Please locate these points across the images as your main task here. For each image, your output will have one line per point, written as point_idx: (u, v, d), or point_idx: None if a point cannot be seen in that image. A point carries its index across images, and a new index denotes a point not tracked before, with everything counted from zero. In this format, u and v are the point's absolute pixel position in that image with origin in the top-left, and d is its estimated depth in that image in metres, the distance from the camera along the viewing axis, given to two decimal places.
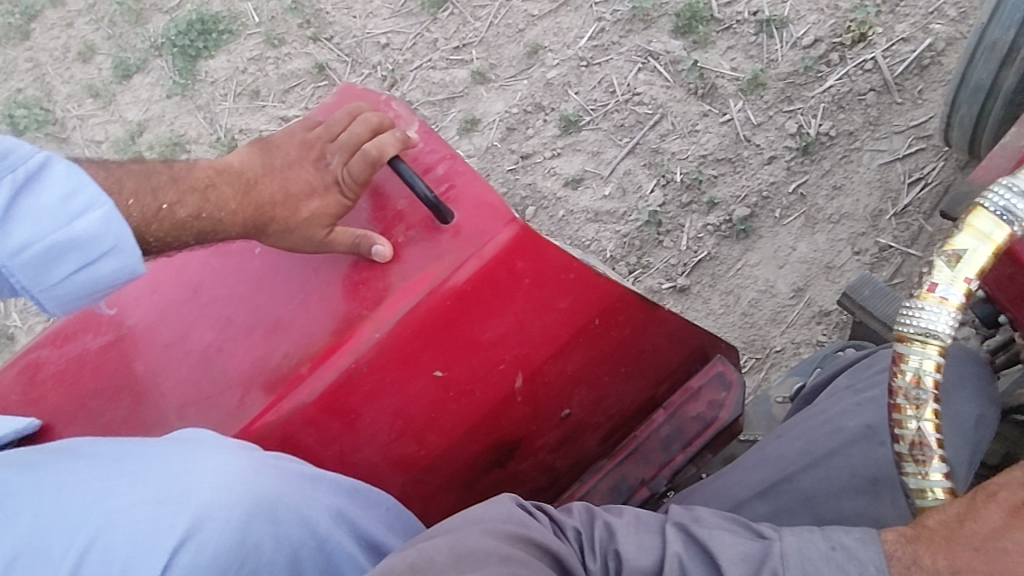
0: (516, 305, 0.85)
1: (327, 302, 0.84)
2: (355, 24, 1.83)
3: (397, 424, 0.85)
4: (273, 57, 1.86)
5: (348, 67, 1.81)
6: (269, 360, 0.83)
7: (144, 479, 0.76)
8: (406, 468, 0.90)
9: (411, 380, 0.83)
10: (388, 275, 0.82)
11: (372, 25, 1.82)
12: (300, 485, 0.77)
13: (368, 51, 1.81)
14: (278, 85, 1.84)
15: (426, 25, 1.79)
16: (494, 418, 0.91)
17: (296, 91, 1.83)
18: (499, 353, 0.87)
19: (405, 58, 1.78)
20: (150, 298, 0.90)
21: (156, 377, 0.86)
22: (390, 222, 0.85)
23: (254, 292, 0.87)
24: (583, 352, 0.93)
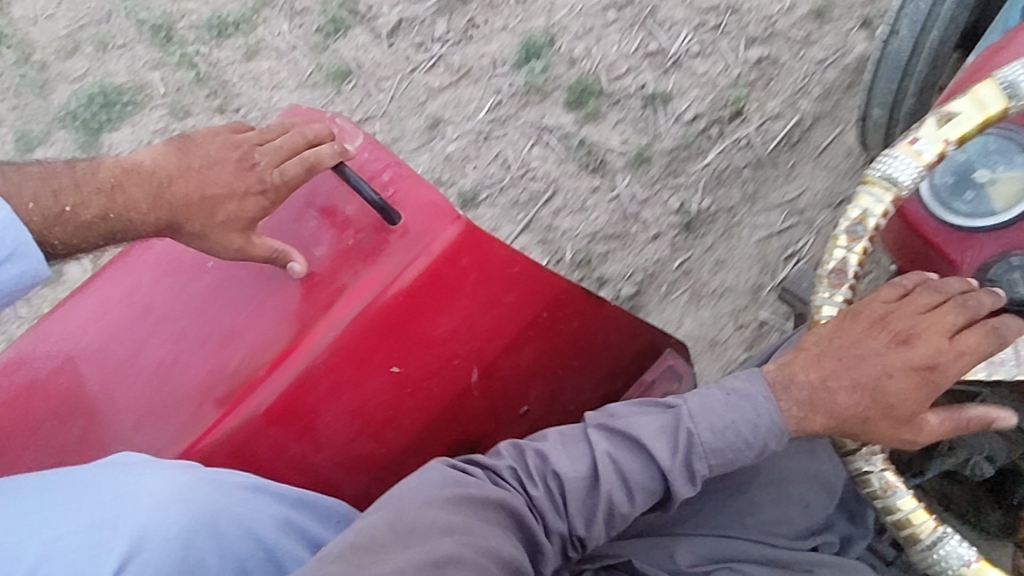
0: (465, 300, 0.89)
1: (279, 308, 0.88)
2: (261, 97, 1.84)
3: (356, 423, 0.88)
4: (178, 129, 1.83)
5: None
6: (223, 367, 0.86)
7: (79, 497, 0.74)
8: (369, 467, 0.92)
9: (366, 379, 0.86)
10: (340, 276, 0.87)
11: (279, 98, 1.83)
12: (244, 497, 0.75)
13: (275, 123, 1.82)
14: None
15: (331, 96, 1.82)
16: (453, 413, 0.95)
17: None
18: (452, 348, 0.91)
19: None
20: (99, 325, 0.93)
21: (109, 396, 0.89)
22: (340, 227, 0.90)
23: (204, 307, 0.91)
24: (534, 345, 0.98)
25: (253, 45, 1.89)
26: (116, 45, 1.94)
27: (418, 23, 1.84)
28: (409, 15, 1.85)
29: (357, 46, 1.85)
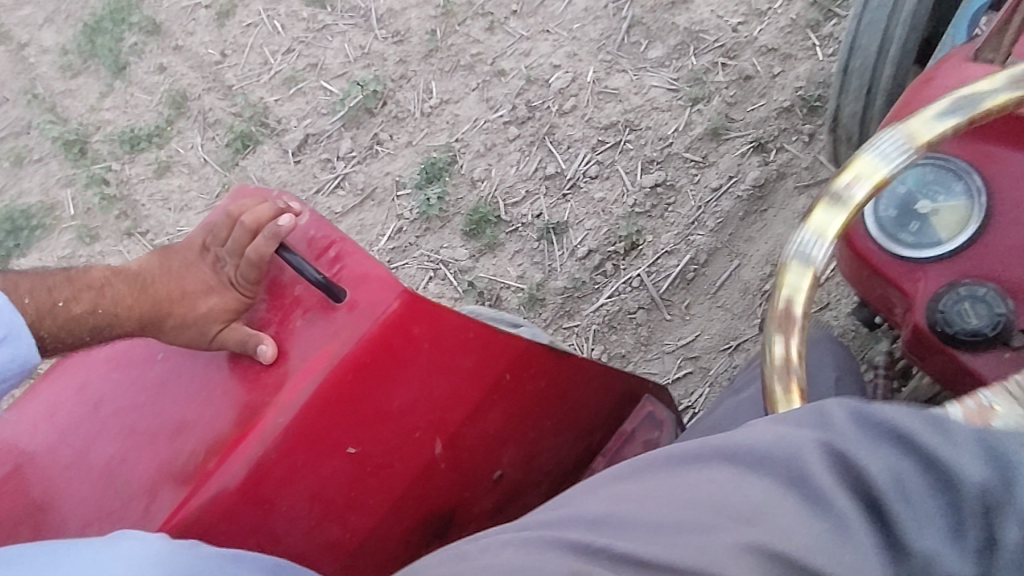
0: (419, 370, 0.84)
1: (232, 395, 0.84)
2: (169, 219, 1.76)
3: (316, 506, 0.83)
4: (85, 254, 1.78)
5: None
6: (175, 461, 0.81)
7: (47, 571, 0.70)
8: (335, 552, 0.88)
9: (324, 460, 0.82)
10: (286, 359, 0.82)
11: (185, 221, 1.75)
12: (219, 565, 0.71)
13: None
14: None
15: None
16: (420, 488, 0.91)
17: None
18: (411, 421, 0.86)
19: None
20: (49, 423, 0.88)
21: (58, 496, 0.83)
22: (290, 308, 0.85)
23: (155, 398, 0.87)
24: (500, 410, 0.94)
25: (165, 161, 1.81)
26: (32, 159, 1.89)
27: (325, 138, 1.74)
28: (315, 130, 1.75)
29: (263, 163, 1.76)
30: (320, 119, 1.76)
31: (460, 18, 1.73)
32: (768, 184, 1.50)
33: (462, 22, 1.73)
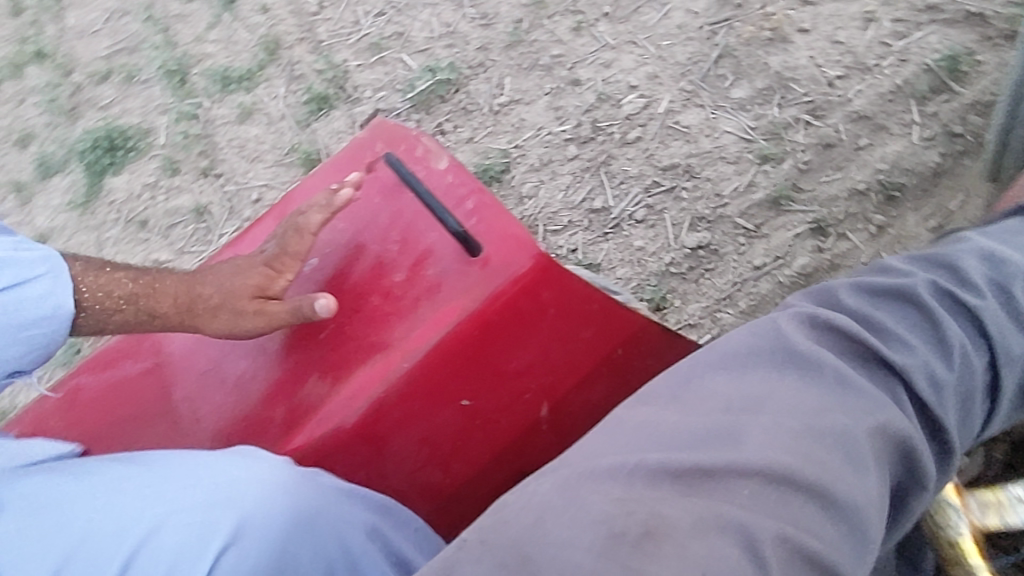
0: (543, 332, 1.03)
1: (361, 333, 1.05)
2: (241, 171, 1.90)
3: (425, 449, 1.03)
4: (165, 186, 1.96)
5: (225, 216, 1.88)
6: (302, 385, 1.05)
7: (185, 496, 0.91)
8: (432, 493, 1.06)
9: (440, 408, 1.01)
10: (419, 307, 1.04)
11: (253, 177, 1.87)
12: (337, 498, 0.91)
13: (244, 206, 1.86)
14: (163, 220, 1.93)
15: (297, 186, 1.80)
16: (520, 444, 1.09)
17: (178, 229, 1.91)
18: (523, 383, 1.05)
19: None
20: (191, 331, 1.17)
21: (197, 400, 1.11)
22: (425, 253, 1.07)
23: (282, 325, 1.10)
24: (604, 384, 1.11)
25: (247, 108, 1.94)
26: (140, 81, 2.11)
27: (394, 115, 1.75)
28: (386, 104, 1.77)
29: (333, 131, 1.81)
30: (393, 94, 1.78)
31: (550, 12, 1.68)
32: (817, 273, 1.36)
33: (550, 17, 1.67)
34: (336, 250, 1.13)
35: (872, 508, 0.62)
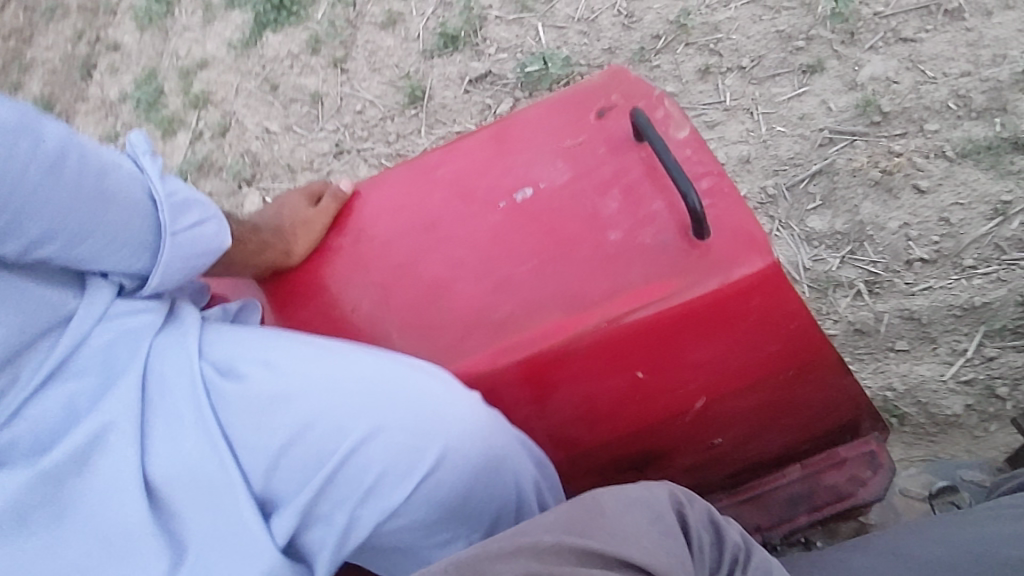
0: (730, 338, 1.05)
1: (565, 281, 1.07)
2: (360, 75, 1.99)
3: (584, 405, 1.10)
4: (304, 60, 2.14)
5: (332, 113, 1.96)
6: (496, 309, 1.09)
7: (393, 417, 0.91)
8: (567, 445, 1.16)
9: (613, 373, 1.07)
10: (629, 274, 1.04)
11: (366, 88, 1.95)
12: (518, 446, 0.97)
13: (347, 111, 1.93)
14: (290, 93, 2.10)
15: (392, 114, 1.85)
16: (662, 424, 1.14)
17: (297, 105, 2.06)
18: (691, 373, 1.08)
19: (363, 135, 1.86)
20: (394, 224, 1.25)
21: (396, 287, 1.17)
22: (644, 220, 1.09)
23: (492, 246, 1.16)
24: (757, 395, 1.12)
25: (394, 16, 2.05)
26: None
27: (501, 83, 1.74)
28: (499, 70, 1.75)
29: (443, 76, 1.82)
30: (510, 61, 1.76)
31: (692, 40, 1.55)
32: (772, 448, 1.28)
33: (688, 46, 1.55)
34: (551, 189, 1.18)
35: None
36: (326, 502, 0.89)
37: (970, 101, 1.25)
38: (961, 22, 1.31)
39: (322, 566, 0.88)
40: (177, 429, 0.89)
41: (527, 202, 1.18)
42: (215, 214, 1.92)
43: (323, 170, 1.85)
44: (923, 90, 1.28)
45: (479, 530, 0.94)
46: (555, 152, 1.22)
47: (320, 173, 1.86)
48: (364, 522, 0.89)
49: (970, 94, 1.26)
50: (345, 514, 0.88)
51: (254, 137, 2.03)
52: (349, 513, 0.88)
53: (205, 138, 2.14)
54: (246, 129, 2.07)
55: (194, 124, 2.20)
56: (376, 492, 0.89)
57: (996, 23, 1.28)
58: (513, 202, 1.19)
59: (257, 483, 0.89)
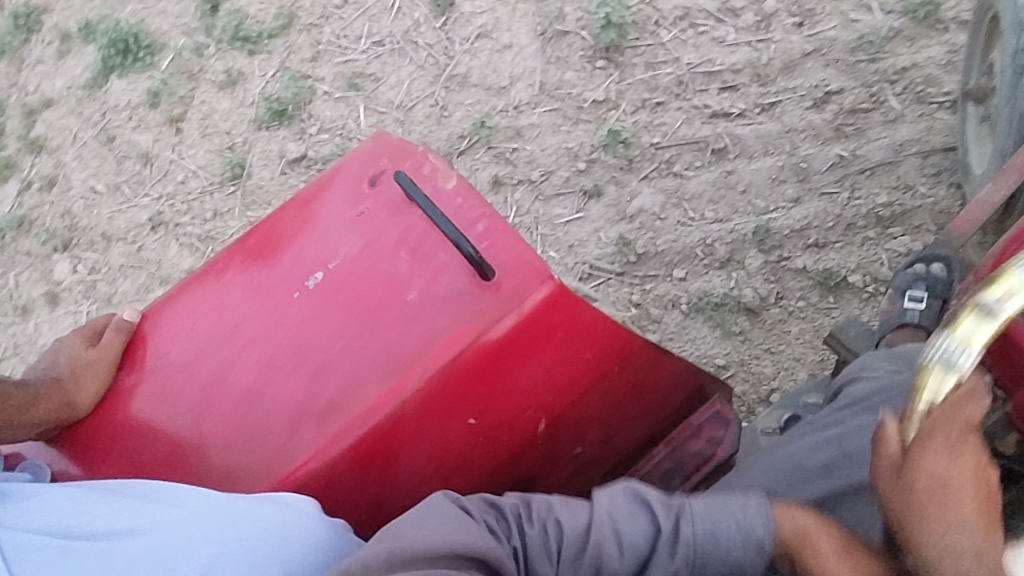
0: (547, 356, 0.93)
1: (375, 356, 0.94)
2: (192, 139, 1.93)
3: (431, 465, 0.95)
4: (143, 111, 2.05)
5: (159, 178, 1.90)
6: (315, 401, 0.94)
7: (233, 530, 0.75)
8: (432, 506, 1.00)
9: (448, 425, 0.93)
10: (433, 327, 0.93)
11: (194, 155, 1.90)
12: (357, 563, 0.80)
13: (169, 180, 1.87)
14: (124, 148, 2.02)
15: (211, 188, 1.81)
16: (514, 459, 1.00)
17: (128, 164, 1.97)
18: (527, 400, 0.96)
19: (180, 210, 1.80)
20: (188, 341, 1.02)
21: (202, 410, 0.98)
22: (436, 272, 0.95)
23: (297, 334, 0.98)
24: (600, 397, 1.00)
25: (234, 76, 1.97)
26: None
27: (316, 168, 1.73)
28: (316, 154, 1.75)
29: (264, 155, 1.79)
30: (328, 145, 1.75)
31: (495, 142, 1.55)
32: None
33: (489, 150, 1.54)
34: (347, 266, 1.00)
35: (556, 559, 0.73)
36: None
37: (714, 250, 1.28)
38: (724, 162, 1.34)
39: None
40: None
41: (324, 284, 1.00)
42: (27, 278, 1.85)
43: (135, 243, 1.80)
44: (680, 233, 1.31)
45: None
46: (337, 227, 1.03)
47: (133, 246, 1.80)
48: None
49: (715, 244, 1.28)
50: None
51: (78, 196, 1.92)
52: None
53: (33, 190, 2.04)
54: (70, 185, 2.01)
55: (26, 171, 2.10)
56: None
57: (752, 168, 1.32)
58: (308, 287, 1.01)
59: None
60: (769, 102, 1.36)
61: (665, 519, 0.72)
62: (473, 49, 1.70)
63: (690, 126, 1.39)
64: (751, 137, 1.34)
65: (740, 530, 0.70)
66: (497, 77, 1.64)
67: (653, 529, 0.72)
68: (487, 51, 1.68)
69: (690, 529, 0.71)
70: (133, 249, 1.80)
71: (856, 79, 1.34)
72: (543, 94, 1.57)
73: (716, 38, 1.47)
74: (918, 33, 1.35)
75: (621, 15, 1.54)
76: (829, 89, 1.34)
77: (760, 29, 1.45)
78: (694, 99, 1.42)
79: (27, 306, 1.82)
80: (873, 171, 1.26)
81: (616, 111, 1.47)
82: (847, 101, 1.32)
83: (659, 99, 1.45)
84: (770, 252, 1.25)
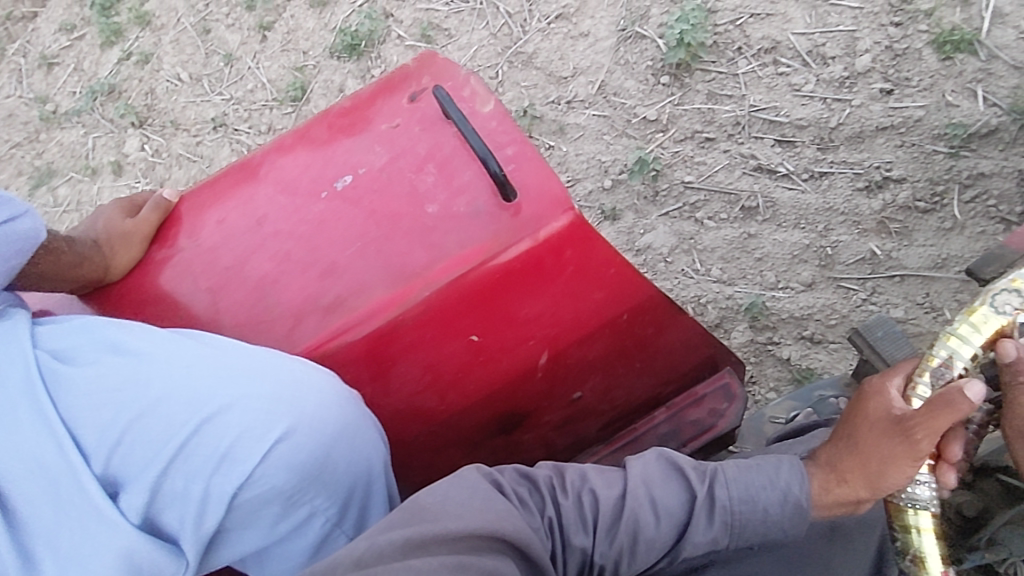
0: (556, 289, 0.71)
1: (389, 258, 0.70)
2: (270, 48, 1.94)
3: (425, 378, 0.74)
4: (237, 10, 2.01)
5: (231, 80, 1.95)
6: (316, 303, 0.72)
7: (256, 384, 0.68)
8: (423, 421, 0.79)
9: (446, 341, 0.72)
10: (450, 238, 0.69)
11: (266, 66, 1.93)
12: (368, 438, 0.71)
13: (240, 86, 1.93)
14: (210, 46, 2.01)
15: (273, 105, 1.88)
16: (511, 390, 0.79)
17: (212, 63, 1.99)
18: (530, 331, 0.74)
19: (241, 118, 1.90)
20: (203, 224, 0.79)
21: (187, 296, 0.76)
22: (456, 191, 0.71)
23: (310, 230, 0.74)
24: (605, 343, 0.78)
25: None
26: None
27: None
28: None
29: (329, 88, 1.82)
30: None
31: (537, 131, 1.50)
32: None
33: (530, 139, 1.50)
34: (376, 175, 0.75)
35: (620, 527, 0.65)
36: (175, 480, 0.66)
37: (704, 312, 1.26)
38: (750, 223, 1.28)
39: (184, 548, 0.65)
40: (14, 427, 0.65)
41: (352, 188, 0.75)
42: (102, 144, 2.01)
43: (194, 143, 1.92)
44: (679, 283, 1.28)
45: (333, 503, 0.70)
46: (371, 131, 0.78)
47: (195, 145, 1.92)
48: (217, 496, 0.66)
49: (708, 305, 1.26)
50: (200, 484, 0.66)
51: (164, 79, 2.01)
52: (204, 484, 0.66)
53: (119, 61, 2.08)
54: (161, 68, 2.03)
55: (130, 42, 2.08)
56: (232, 463, 0.66)
57: (776, 238, 1.26)
58: (336, 188, 0.76)
59: (98, 461, 0.65)
60: (820, 171, 1.27)
61: (698, 486, 0.66)
62: (549, 29, 1.58)
63: (728, 174, 1.32)
64: (788, 204, 1.27)
65: (775, 493, 0.66)
66: (563, 64, 1.54)
67: (685, 495, 0.67)
68: (562, 35, 1.56)
69: (724, 492, 0.66)
70: (192, 145, 1.92)
71: (923, 171, 1.22)
72: (600, 96, 1.47)
73: (793, 84, 1.35)
74: (1016, 139, 1.21)
75: (697, 36, 1.40)
76: (890, 173, 1.23)
77: (842, 86, 1.32)
78: (745, 145, 1.34)
79: (96, 170, 1.99)
80: (904, 278, 1.19)
81: (663, 135, 1.39)
82: (903, 194, 1.22)
83: (710, 134, 1.37)
84: (760, 331, 1.22)
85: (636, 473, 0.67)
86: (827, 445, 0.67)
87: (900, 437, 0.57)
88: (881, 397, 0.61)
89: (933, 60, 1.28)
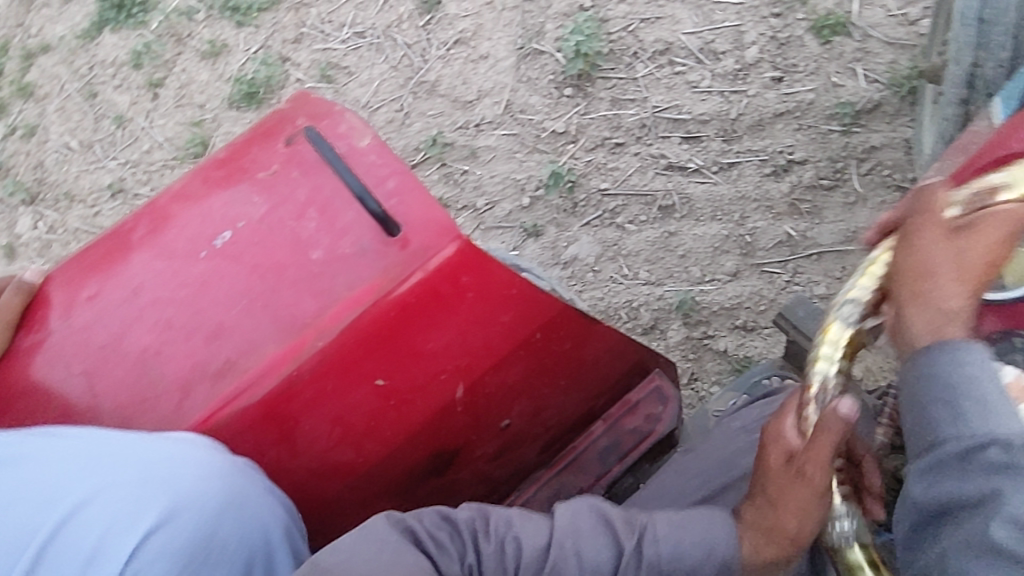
0: (460, 317, 0.69)
1: (277, 312, 0.67)
2: (164, 105, 1.86)
3: (335, 430, 0.70)
4: (123, 71, 1.92)
5: (126, 143, 1.85)
6: (205, 370, 0.67)
7: (119, 468, 0.61)
8: (344, 476, 0.74)
9: (350, 390, 0.68)
10: (339, 282, 0.66)
11: (161, 123, 1.84)
12: (262, 507, 0.64)
13: (136, 148, 1.84)
14: (99, 110, 1.91)
15: (175, 163, 1.80)
16: (432, 429, 0.75)
17: (103, 127, 1.89)
18: (440, 364, 0.71)
19: (142, 181, 1.80)
20: (73, 300, 0.73)
21: (64, 382, 0.69)
22: (341, 232, 0.68)
23: (190, 294, 0.69)
24: (523, 365, 0.76)
25: (218, 46, 1.84)
26: None
27: None
28: None
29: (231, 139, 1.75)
30: None
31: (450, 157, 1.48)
32: None
33: (444, 166, 1.47)
34: (256, 226, 0.70)
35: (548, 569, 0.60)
36: None
37: (638, 315, 1.26)
38: (669, 221, 1.30)
39: None
40: None
41: (232, 243, 0.70)
42: None
43: (92, 213, 1.81)
44: (609, 290, 1.28)
45: None
46: (247, 181, 0.73)
47: (94, 215, 1.81)
48: None
49: (641, 308, 1.26)
50: None
51: (53, 150, 1.90)
52: None
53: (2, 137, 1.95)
54: (48, 139, 1.91)
55: (12, 117, 1.96)
56: (100, 563, 0.59)
57: (696, 232, 1.27)
58: (215, 246, 0.71)
59: None
60: (728, 162, 1.30)
61: (627, 540, 0.63)
62: (448, 55, 1.57)
63: (642, 176, 1.34)
64: (701, 198, 1.29)
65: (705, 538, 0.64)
66: (467, 88, 1.53)
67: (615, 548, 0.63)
68: (462, 59, 1.56)
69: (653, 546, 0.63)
70: (91, 216, 1.81)
71: (822, 151, 1.27)
72: (507, 115, 1.47)
73: (690, 82, 1.38)
74: (899, 110, 1.28)
75: (593, 45, 1.44)
76: (792, 157, 1.27)
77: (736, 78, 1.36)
78: (654, 146, 1.36)
79: None
80: (820, 255, 1.23)
81: (574, 145, 1.40)
82: (807, 174, 1.26)
83: (619, 139, 1.38)
84: (694, 327, 1.23)
85: (563, 518, 0.63)
86: (747, 505, 0.67)
87: (795, 475, 0.61)
88: (778, 442, 0.64)
89: (815, 45, 1.34)
